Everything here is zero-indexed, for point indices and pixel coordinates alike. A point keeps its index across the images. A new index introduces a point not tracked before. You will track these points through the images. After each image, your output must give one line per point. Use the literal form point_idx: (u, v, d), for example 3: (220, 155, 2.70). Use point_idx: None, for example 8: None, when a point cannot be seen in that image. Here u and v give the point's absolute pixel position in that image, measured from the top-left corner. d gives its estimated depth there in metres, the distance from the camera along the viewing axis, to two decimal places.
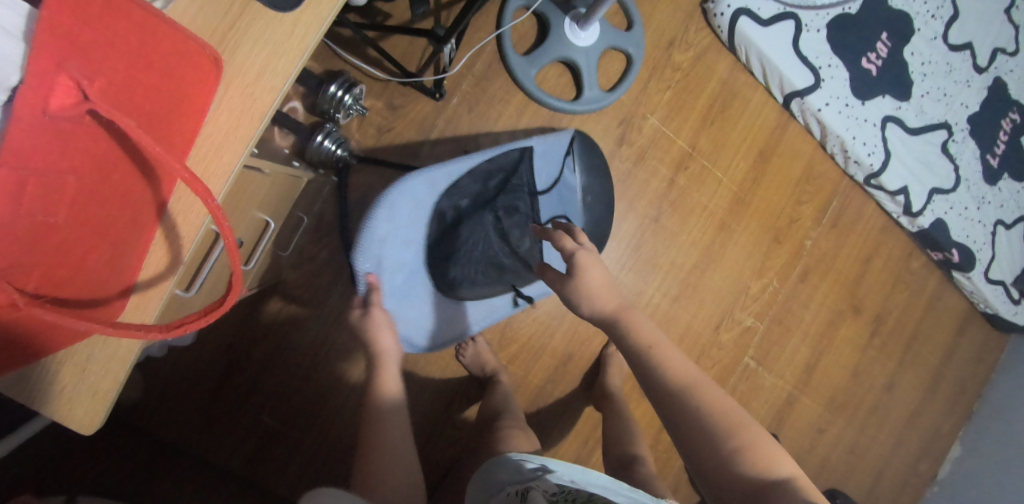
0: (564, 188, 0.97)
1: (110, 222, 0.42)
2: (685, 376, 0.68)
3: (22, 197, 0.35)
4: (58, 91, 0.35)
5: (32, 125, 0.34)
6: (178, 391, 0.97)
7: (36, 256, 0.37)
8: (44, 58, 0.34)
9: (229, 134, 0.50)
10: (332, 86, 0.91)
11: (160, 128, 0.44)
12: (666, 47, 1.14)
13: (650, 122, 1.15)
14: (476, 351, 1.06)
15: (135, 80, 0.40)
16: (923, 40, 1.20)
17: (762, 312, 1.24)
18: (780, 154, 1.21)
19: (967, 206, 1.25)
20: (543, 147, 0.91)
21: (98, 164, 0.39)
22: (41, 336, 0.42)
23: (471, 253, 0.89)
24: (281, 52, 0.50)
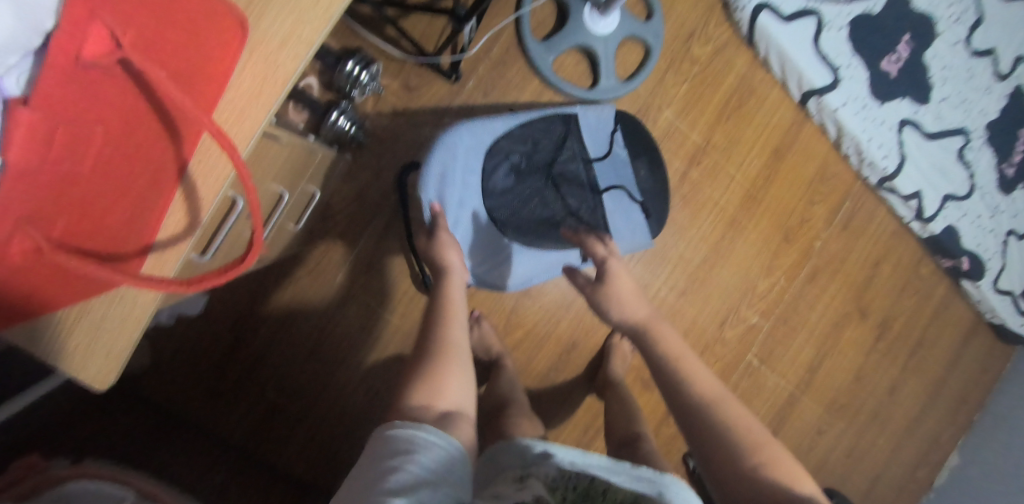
0: (616, 161, 0.98)
1: (133, 177, 0.42)
2: (708, 390, 0.71)
3: (51, 144, 0.35)
4: (91, 39, 0.35)
5: (64, 71, 0.34)
6: (185, 362, 0.97)
7: (61, 205, 0.37)
8: (78, 5, 0.34)
9: (251, 99, 0.50)
10: (349, 63, 0.90)
11: (185, 86, 0.44)
12: (685, 40, 1.14)
13: (665, 114, 1.14)
14: (482, 335, 1.05)
15: (164, 34, 0.40)
16: (945, 44, 1.19)
17: (768, 310, 1.23)
18: (794, 152, 1.21)
19: (980, 214, 1.25)
20: (587, 115, 0.95)
21: (124, 117, 0.39)
22: (59, 287, 0.42)
23: (533, 215, 0.92)
24: (307, 20, 0.50)
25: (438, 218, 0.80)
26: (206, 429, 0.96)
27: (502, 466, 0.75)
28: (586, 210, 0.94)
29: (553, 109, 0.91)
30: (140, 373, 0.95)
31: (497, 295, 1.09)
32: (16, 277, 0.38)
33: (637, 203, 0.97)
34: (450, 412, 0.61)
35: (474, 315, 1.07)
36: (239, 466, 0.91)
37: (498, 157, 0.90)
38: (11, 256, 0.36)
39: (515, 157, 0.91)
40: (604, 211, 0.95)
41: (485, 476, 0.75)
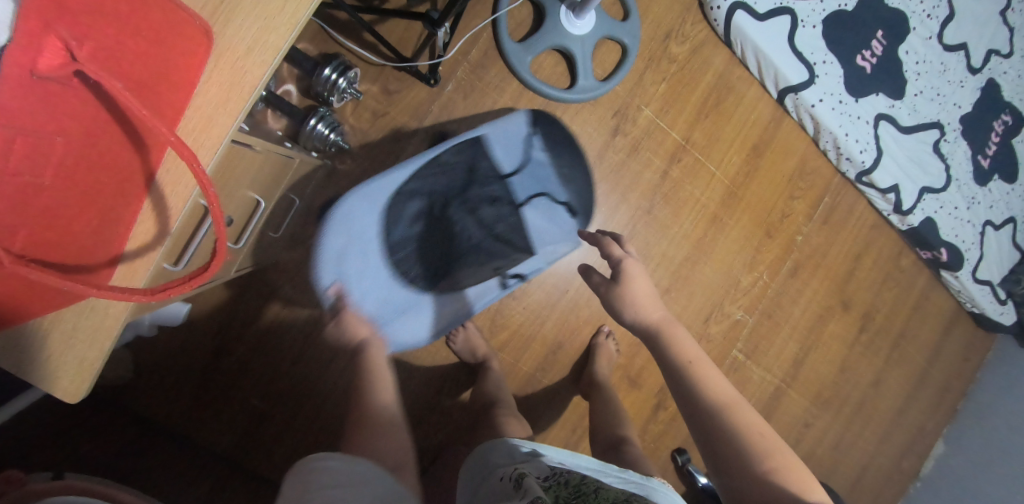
0: (535, 168, 0.98)
1: (98, 187, 0.43)
2: (723, 399, 0.69)
3: (9, 156, 0.37)
4: (47, 53, 0.36)
5: (20, 85, 0.36)
6: (168, 371, 0.96)
7: (22, 217, 0.39)
8: (33, 19, 0.35)
9: (218, 107, 0.50)
10: (327, 68, 0.90)
11: (147, 96, 0.45)
12: (662, 39, 1.15)
13: (644, 114, 1.15)
14: (467, 337, 1.06)
15: (123, 46, 0.41)
16: (918, 39, 1.21)
17: (752, 305, 1.24)
18: (773, 149, 1.22)
19: (957, 206, 1.27)
20: (495, 132, 0.91)
21: (86, 128, 0.40)
22: (28, 297, 0.43)
23: (459, 247, 0.92)
24: (272, 27, 0.50)
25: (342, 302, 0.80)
26: (191, 439, 0.96)
27: (493, 465, 0.73)
28: (508, 227, 0.96)
29: (456, 140, 0.85)
30: (121, 384, 0.94)
31: None
32: None
33: (562, 204, 1.00)
34: (395, 467, 0.65)
35: None
36: (223, 477, 0.91)
37: (402, 207, 0.83)
38: None
39: (422, 200, 0.86)
40: (526, 223, 0.97)
41: (476, 476, 0.74)
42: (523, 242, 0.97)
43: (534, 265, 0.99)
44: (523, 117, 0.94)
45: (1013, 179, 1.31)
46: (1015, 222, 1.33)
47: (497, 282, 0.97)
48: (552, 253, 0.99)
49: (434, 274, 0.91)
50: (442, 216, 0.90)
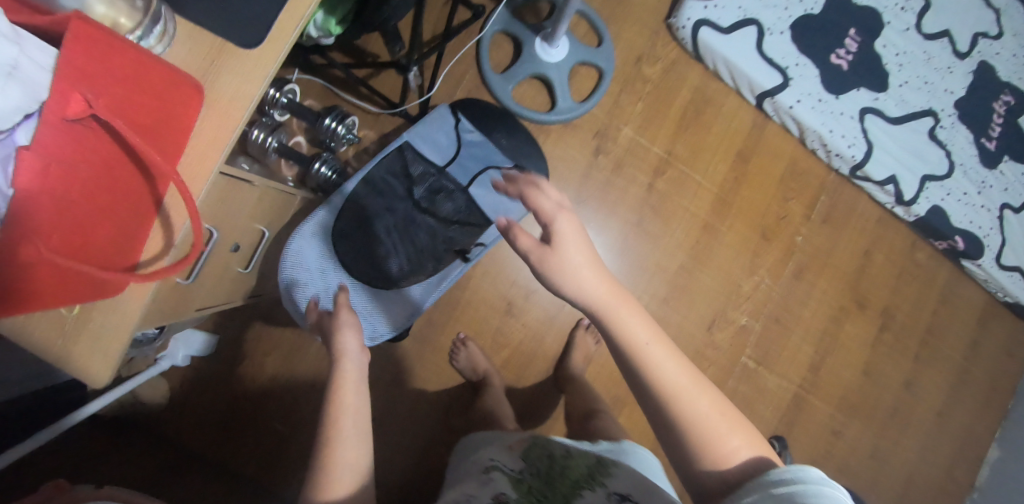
0: (470, 149, 1.07)
1: (114, 204, 0.54)
2: (675, 385, 0.62)
3: (47, 177, 0.49)
4: (72, 103, 0.48)
5: (54, 127, 0.48)
6: (201, 397, 1.07)
7: (55, 223, 0.50)
8: (63, 81, 0.48)
9: (208, 145, 0.62)
10: (327, 118, 1.02)
11: (152, 136, 0.57)
12: (635, 62, 1.20)
13: (625, 133, 1.19)
14: (469, 355, 1.11)
15: (132, 98, 0.53)
16: (895, 32, 1.22)
17: (756, 311, 1.24)
18: (759, 154, 1.23)
19: (966, 191, 1.23)
20: (419, 135, 1.03)
21: (104, 159, 0.52)
22: (62, 292, 0.54)
23: (420, 245, 0.99)
24: (248, 79, 0.63)
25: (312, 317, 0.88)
26: (222, 463, 1.05)
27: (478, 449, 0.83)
28: (464, 211, 1.03)
29: (383, 153, 0.97)
30: (161, 411, 1.05)
31: (481, 316, 1.15)
32: (25, 275, 0.50)
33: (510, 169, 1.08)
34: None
35: (460, 338, 1.13)
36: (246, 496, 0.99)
37: (347, 229, 0.93)
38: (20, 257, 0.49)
39: (367, 215, 0.95)
40: (478, 203, 1.04)
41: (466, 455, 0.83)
42: (479, 218, 1.04)
43: (496, 232, 1.04)
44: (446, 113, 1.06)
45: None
46: None
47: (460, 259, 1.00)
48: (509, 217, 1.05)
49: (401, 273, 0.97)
50: (394, 224, 0.97)
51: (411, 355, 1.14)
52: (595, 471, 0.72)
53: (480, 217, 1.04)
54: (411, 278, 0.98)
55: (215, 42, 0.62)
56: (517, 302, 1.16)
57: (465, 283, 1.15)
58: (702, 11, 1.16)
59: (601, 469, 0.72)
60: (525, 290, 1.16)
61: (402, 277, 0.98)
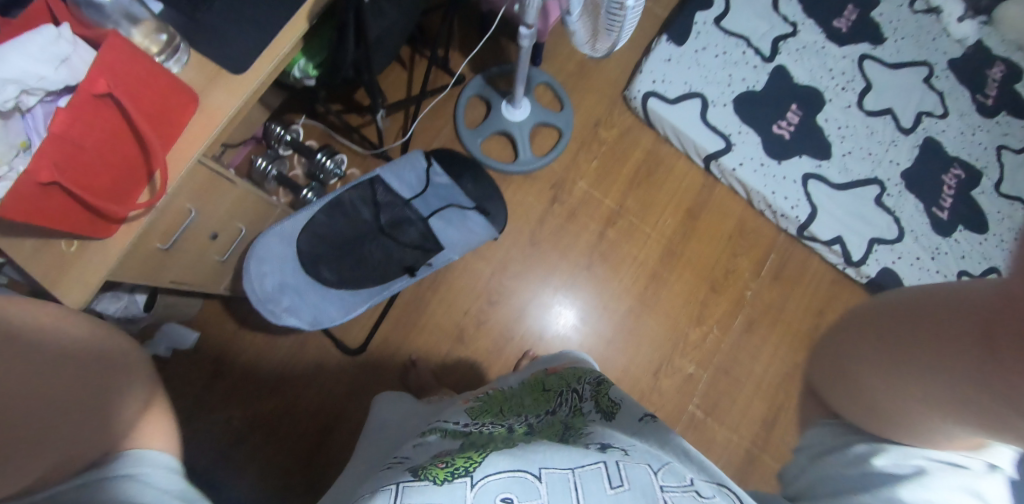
0: (436, 190, 1.21)
1: (116, 163, 0.73)
2: (940, 394, 0.40)
3: (70, 131, 0.66)
4: (97, 84, 0.67)
5: (81, 99, 0.66)
6: (175, 386, 1.16)
7: (70, 165, 0.68)
8: (95, 69, 0.67)
9: (196, 137, 0.81)
10: (319, 154, 1.22)
11: (157, 122, 0.76)
12: (593, 126, 1.35)
13: (579, 186, 1.32)
14: (418, 374, 1.18)
15: (143, 91, 0.73)
16: (836, 108, 1.34)
17: (704, 360, 1.26)
18: (708, 212, 1.33)
19: (919, 257, 1.26)
20: (392, 172, 1.18)
21: (115, 129, 0.71)
22: (67, 220, 0.70)
23: (372, 262, 1.11)
24: (231, 93, 0.83)
25: (260, 298, 1.00)
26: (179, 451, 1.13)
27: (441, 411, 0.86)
28: (419, 236, 1.16)
29: (355, 181, 1.13)
30: None
31: (434, 341, 1.23)
32: (41, 198, 0.67)
33: (469, 208, 1.21)
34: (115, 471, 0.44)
35: (410, 358, 1.21)
36: None
37: (309, 240, 1.06)
38: (34, 179, 0.65)
39: (333, 232, 1.10)
40: (434, 233, 1.18)
41: (425, 411, 0.90)
42: (432, 244, 1.16)
43: (445, 257, 1.16)
44: (422, 157, 1.20)
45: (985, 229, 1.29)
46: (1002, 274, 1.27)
47: (406, 274, 1.12)
48: (462, 247, 1.18)
49: (351, 280, 1.08)
50: (352, 242, 1.11)
51: (363, 371, 1.21)
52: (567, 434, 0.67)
53: (435, 241, 1.17)
54: (359, 286, 1.09)
55: (204, 66, 0.83)
56: (468, 329, 1.24)
57: (421, 307, 1.25)
58: (651, 85, 1.32)
59: (573, 433, 0.67)
60: (477, 320, 1.25)
61: (353, 284, 1.08)
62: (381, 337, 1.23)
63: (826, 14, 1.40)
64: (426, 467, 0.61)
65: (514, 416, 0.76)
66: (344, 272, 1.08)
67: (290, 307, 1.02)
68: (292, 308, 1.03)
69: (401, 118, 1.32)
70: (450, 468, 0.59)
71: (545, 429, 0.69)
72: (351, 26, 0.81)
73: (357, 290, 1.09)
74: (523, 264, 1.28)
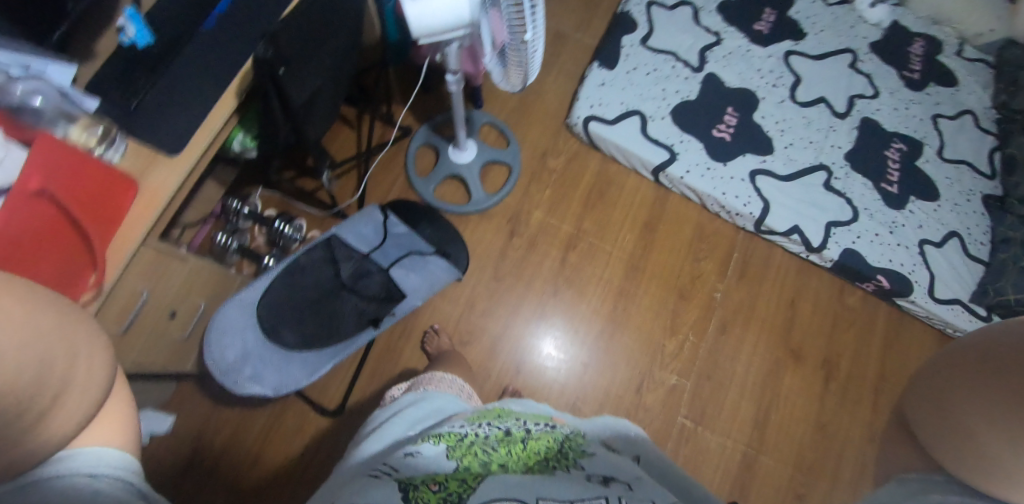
0: (396, 239, 1.24)
1: (57, 253, 0.73)
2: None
3: (7, 227, 0.68)
4: (32, 182, 0.70)
5: (17, 196, 0.69)
6: (155, 476, 1.14)
7: (10, 260, 0.68)
8: (29, 168, 0.70)
9: (138, 218, 0.81)
10: (276, 221, 1.25)
11: (95, 208, 0.76)
12: (540, 157, 1.39)
13: (535, 216, 1.34)
14: (439, 343, 1.22)
15: (79, 182, 0.74)
16: (771, 104, 1.43)
17: (685, 369, 1.26)
18: (665, 222, 1.36)
19: (877, 232, 1.35)
20: (346, 230, 1.21)
21: (53, 221, 0.72)
22: None
23: (336, 320, 1.12)
24: (169, 170, 0.84)
25: (222, 370, 1.03)
26: None
27: (438, 417, 0.83)
28: (382, 288, 1.18)
29: (313, 242, 1.16)
30: None
31: None
32: None
33: (430, 252, 1.23)
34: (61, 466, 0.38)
35: (432, 327, 1.25)
36: None
37: (271, 307, 1.09)
38: None
39: (297, 295, 1.12)
40: (397, 281, 1.19)
41: (426, 411, 0.84)
42: (396, 292, 1.18)
43: (409, 305, 1.18)
44: (378, 211, 1.25)
45: (934, 197, 1.41)
46: (958, 236, 1.38)
47: (371, 326, 1.13)
48: (426, 293, 1.21)
49: (318, 338, 1.09)
50: (316, 302, 1.12)
51: (344, 431, 1.20)
52: (567, 452, 0.68)
53: (397, 290, 1.18)
54: (324, 345, 1.09)
55: (140, 152, 0.85)
56: None
57: (393, 358, 1.25)
58: (589, 109, 1.37)
59: (575, 449, 0.68)
60: None
61: (319, 342, 1.09)
62: (358, 394, 1.22)
63: (747, 19, 1.51)
64: (416, 488, 0.58)
65: (514, 417, 0.77)
66: (310, 333, 1.09)
67: (257, 376, 1.05)
68: (260, 376, 1.05)
69: (355, 176, 1.37)
70: (443, 494, 0.57)
71: (546, 445, 0.69)
72: (274, 96, 0.84)
73: (320, 349, 1.09)
74: (490, 301, 1.28)
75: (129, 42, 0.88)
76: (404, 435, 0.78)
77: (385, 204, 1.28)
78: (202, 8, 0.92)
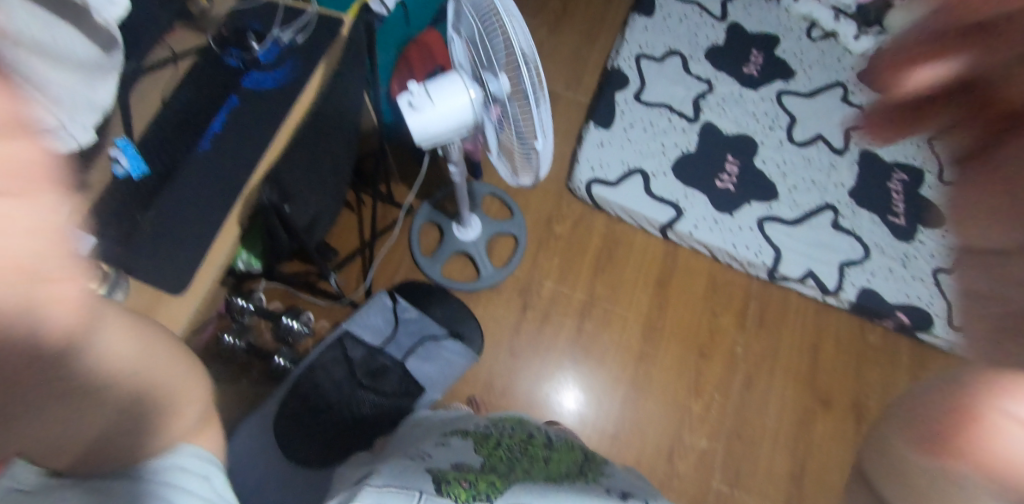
0: (406, 325, 1.21)
1: None
2: None
3: None
4: None
5: None
6: None
7: None
8: None
9: None
10: (285, 318, 1.21)
11: None
12: (546, 223, 1.37)
13: (546, 286, 1.32)
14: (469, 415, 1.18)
15: None
16: (770, 148, 1.43)
17: (714, 430, 1.23)
18: (677, 278, 1.34)
19: (891, 268, 1.34)
20: (356, 323, 1.18)
21: None
22: None
23: (352, 424, 1.08)
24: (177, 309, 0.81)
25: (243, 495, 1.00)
26: None
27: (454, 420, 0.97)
28: (400, 383, 1.13)
29: (323, 342, 1.13)
30: None
31: None
32: None
33: (444, 335, 1.20)
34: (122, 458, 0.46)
35: (472, 399, 1.21)
36: None
37: (287, 418, 1.06)
38: None
39: (312, 401, 1.08)
40: (413, 374, 1.16)
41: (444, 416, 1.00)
42: (414, 387, 1.13)
43: (428, 399, 1.14)
44: (386, 296, 1.22)
45: None
46: None
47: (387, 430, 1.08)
48: (446, 380, 1.18)
49: (335, 447, 1.05)
50: (330, 407, 1.08)
51: None
52: (581, 468, 0.83)
53: (414, 384, 1.13)
54: (340, 457, 1.04)
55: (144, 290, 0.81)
56: None
57: None
58: (591, 172, 1.36)
59: (588, 468, 0.83)
60: None
61: (336, 451, 1.05)
62: None
63: (736, 64, 1.52)
64: (448, 482, 0.66)
65: (530, 426, 0.93)
66: (325, 443, 1.05)
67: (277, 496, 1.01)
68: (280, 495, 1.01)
69: (358, 263, 1.33)
70: (474, 492, 0.64)
71: (559, 457, 0.84)
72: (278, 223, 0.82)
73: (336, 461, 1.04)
74: (507, 379, 1.25)
75: (122, 174, 0.82)
76: (429, 434, 0.91)
77: (393, 288, 1.26)
78: (196, 128, 0.90)
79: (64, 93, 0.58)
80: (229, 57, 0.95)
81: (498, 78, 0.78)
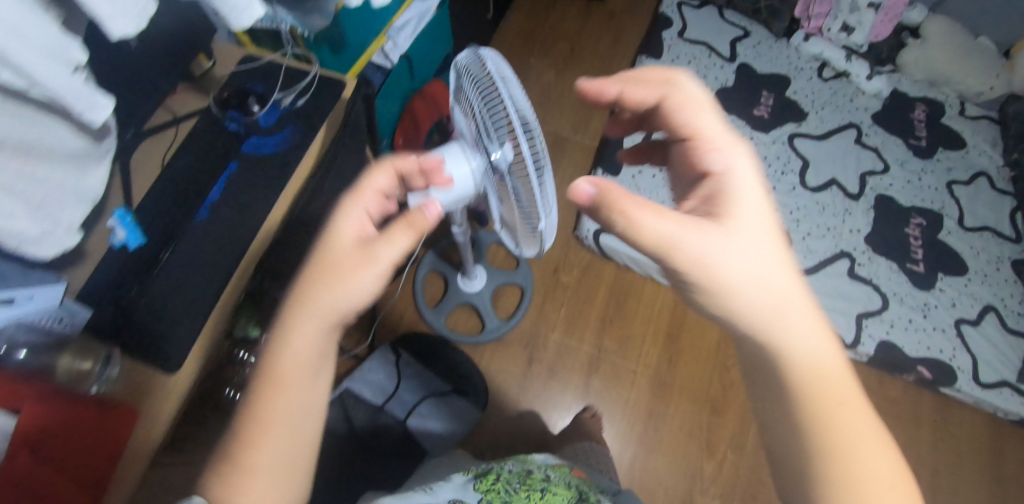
0: (408, 381, 1.19)
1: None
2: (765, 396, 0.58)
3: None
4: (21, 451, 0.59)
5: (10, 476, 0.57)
6: None
7: None
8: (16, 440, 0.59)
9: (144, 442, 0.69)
10: None
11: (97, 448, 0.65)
12: (553, 272, 1.35)
13: (552, 338, 1.29)
14: None
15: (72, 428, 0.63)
16: (783, 194, 1.41)
17: (726, 492, 1.18)
18: (688, 330, 1.30)
19: (910, 319, 1.29)
20: (358, 379, 1.17)
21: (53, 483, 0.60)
22: None
23: (351, 486, 1.03)
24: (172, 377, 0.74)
25: None
26: None
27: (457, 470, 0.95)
28: (401, 444, 1.11)
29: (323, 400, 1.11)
30: None
31: None
32: None
33: (448, 390, 1.19)
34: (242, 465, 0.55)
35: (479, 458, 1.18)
36: None
37: None
38: None
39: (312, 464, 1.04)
40: (416, 433, 1.13)
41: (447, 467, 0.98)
42: (417, 448, 1.11)
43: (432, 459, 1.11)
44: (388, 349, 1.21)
45: (962, 270, 1.36)
46: (994, 310, 1.32)
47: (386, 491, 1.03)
48: (449, 438, 1.14)
49: None
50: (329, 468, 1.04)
51: None
52: None
53: (418, 444, 1.11)
54: None
55: None
56: None
57: None
58: None
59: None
60: None
61: None
62: None
63: (746, 107, 1.52)
64: None
65: (531, 464, 0.87)
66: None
67: None
68: None
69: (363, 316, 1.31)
70: None
71: (558, 493, 0.78)
72: None
73: None
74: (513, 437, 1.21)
75: (119, 243, 0.77)
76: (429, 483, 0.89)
77: (397, 339, 1.25)
78: (195, 199, 0.83)
79: (45, 195, 0.56)
80: (228, 120, 0.89)
81: (499, 148, 0.74)
